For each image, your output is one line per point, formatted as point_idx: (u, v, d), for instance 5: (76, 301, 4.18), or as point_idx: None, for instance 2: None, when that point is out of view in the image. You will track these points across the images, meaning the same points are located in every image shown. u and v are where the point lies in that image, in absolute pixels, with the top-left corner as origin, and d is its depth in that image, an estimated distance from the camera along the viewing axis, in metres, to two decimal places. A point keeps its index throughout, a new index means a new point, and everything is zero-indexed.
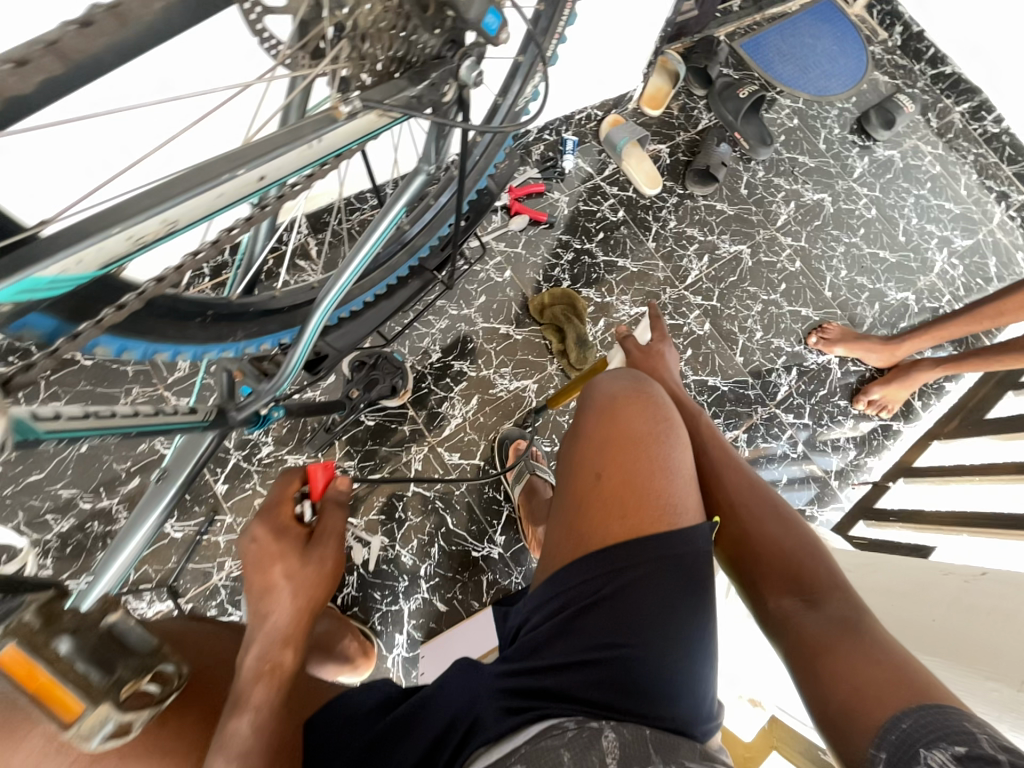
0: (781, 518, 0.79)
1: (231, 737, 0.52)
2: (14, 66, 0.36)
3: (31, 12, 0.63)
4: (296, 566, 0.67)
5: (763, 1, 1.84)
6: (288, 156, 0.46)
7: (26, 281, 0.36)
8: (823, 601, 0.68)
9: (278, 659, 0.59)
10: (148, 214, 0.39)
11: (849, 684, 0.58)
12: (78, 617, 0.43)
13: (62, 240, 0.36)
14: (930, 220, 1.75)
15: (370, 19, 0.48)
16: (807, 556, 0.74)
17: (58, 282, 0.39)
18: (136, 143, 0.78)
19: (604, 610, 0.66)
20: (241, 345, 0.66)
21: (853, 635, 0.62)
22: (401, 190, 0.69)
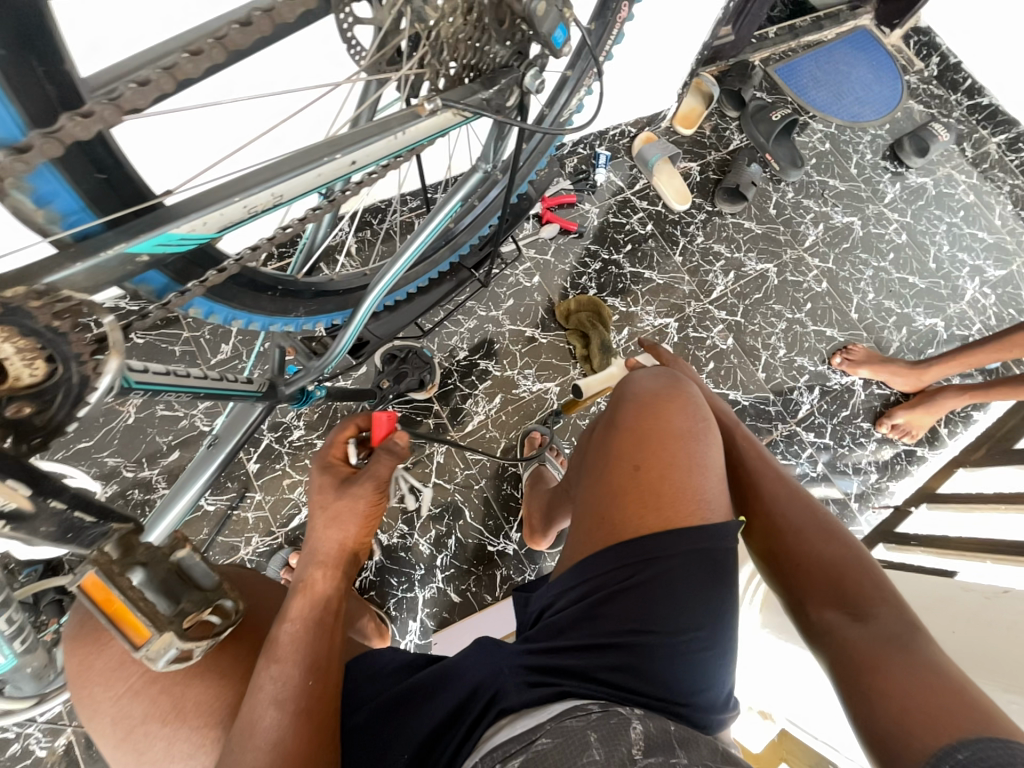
0: (823, 526, 0.75)
1: (276, 644, 0.57)
2: (191, 55, 0.42)
3: (160, 15, 0.71)
4: (330, 497, 0.64)
5: (799, 29, 1.88)
6: (376, 145, 0.52)
7: (163, 236, 0.43)
8: (873, 615, 0.64)
9: (310, 578, 0.61)
10: (261, 187, 0.46)
11: (899, 705, 0.55)
12: (151, 550, 0.47)
13: (192, 205, 0.43)
14: (962, 248, 1.74)
15: (453, 31, 0.54)
16: (853, 569, 0.70)
17: (186, 240, 0.45)
18: (232, 135, 0.85)
19: (631, 598, 0.69)
20: (301, 321, 0.71)
21: (903, 652, 0.59)
22: (457, 186, 0.75)
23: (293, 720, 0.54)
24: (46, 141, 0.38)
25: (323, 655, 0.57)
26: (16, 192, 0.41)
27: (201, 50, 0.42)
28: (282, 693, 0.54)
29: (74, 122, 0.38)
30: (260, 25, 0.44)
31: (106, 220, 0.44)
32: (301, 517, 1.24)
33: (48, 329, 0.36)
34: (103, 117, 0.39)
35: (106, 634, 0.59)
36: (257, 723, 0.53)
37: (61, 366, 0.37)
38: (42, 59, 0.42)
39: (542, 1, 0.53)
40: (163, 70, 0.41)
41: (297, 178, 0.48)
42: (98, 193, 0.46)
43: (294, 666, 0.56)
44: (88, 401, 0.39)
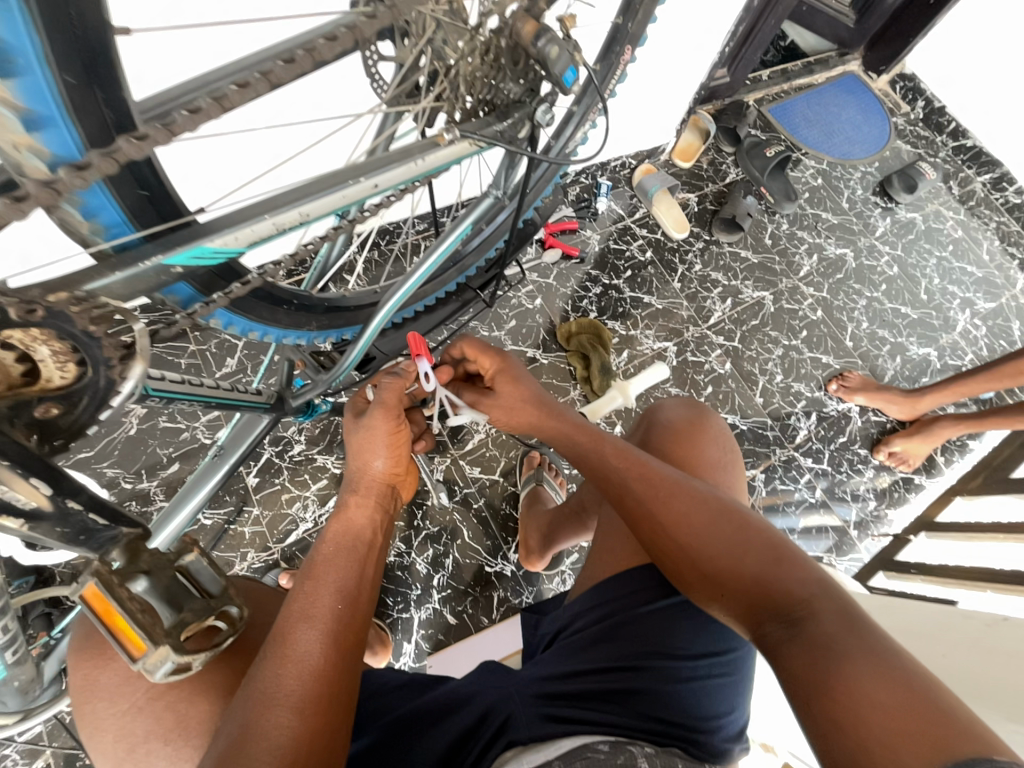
0: (736, 533, 0.67)
1: (312, 568, 0.58)
2: (240, 86, 0.45)
3: (199, 48, 0.76)
4: (353, 429, 0.69)
5: (790, 72, 1.99)
6: (399, 171, 0.55)
7: (198, 250, 0.45)
8: (808, 620, 0.56)
9: (345, 504, 0.65)
10: (291, 206, 0.48)
11: (864, 733, 0.46)
12: (156, 557, 0.48)
13: (226, 221, 0.45)
14: (952, 281, 1.80)
15: (472, 70, 0.58)
16: (775, 569, 0.62)
17: (218, 254, 0.47)
18: (258, 159, 0.91)
19: (650, 621, 0.73)
20: (313, 335, 0.73)
21: (833, 657, 0.51)
22: (469, 210, 0.79)
23: (325, 639, 0.52)
24: (104, 160, 0.40)
25: (352, 580, 0.58)
26: (66, 205, 0.43)
27: (248, 83, 0.45)
28: (313, 607, 0.54)
29: (130, 144, 0.40)
30: (302, 62, 0.47)
31: (142, 234, 0.46)
32: (298, 534, 1.23)
33: (84, 333, 0.37)
34: (154, 140, 0.41)
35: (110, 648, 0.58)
36: (292, 637, 0.52)
37: (90, 369, 0.40)
38: (101, 85, 0.46)
39: (554, 47, 0.56)
40: (212, 98, 0.43)
41: (325, 198, 0.51)
42: (139, 208, 0.48)
43: (325, 586, 0.56)
44: (111, 403, 0.42)
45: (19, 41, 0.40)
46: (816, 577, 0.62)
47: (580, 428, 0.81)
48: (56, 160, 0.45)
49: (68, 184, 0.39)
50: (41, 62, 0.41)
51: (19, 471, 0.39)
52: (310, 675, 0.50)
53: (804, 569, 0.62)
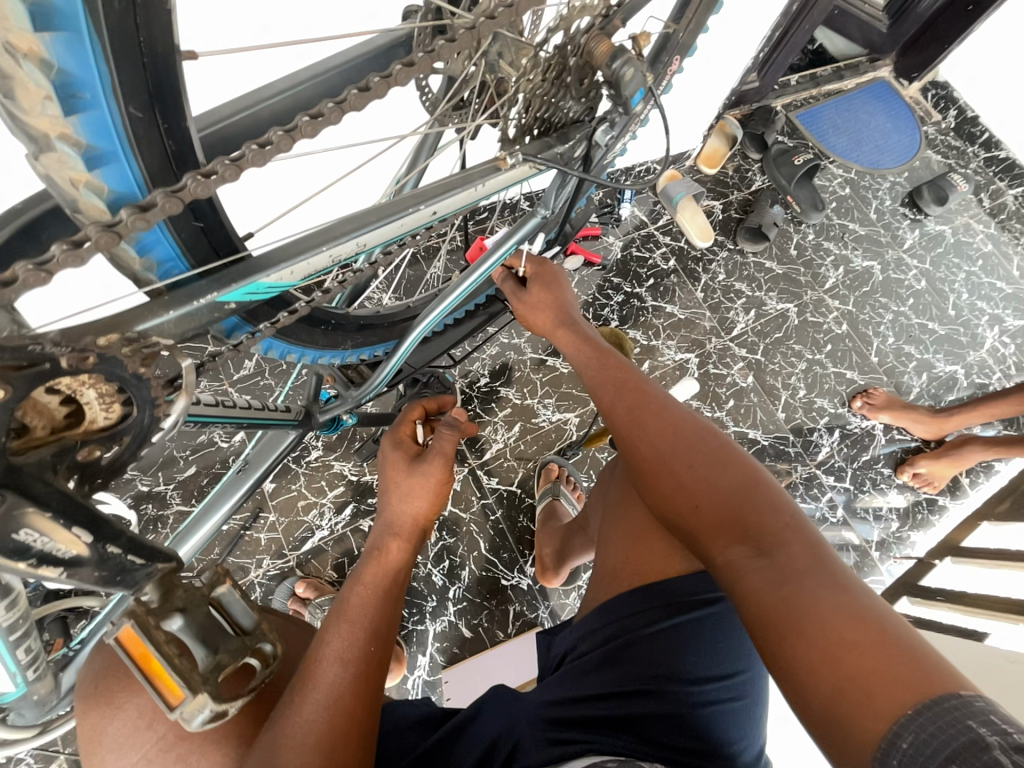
0: (711, 454, 0.64)
1: (347, 606, 0.56)
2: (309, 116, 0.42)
3: (260, 67, 0.79)
4: (403, 474, 0.67)
5: (820, 78, 1.94)
6: (457, 196, 0.53)
7: (253, 286, 0.43)
8: (781, 551, 0.52)
9: (384, 548, 0.62)
10: (348, 238, 0.46)
11: (826, 646, 0.43)
12: (189, 593, 0.46)
13: (283, 255, 0.43)
14: (981, 297, 1.75)
15: (532, 86, 0.56)
16: (747, 491, 0.59)
17: (271, 288, 0.45)
18: (309, 182, 0.94)
19: (657, 642, 0.68)
20: (347, 353, 0.72)
21: (800, 588, 0.47)
22: (514, 230, 0.79)
23: (357, 681, 0.51)
24: (169, 199, 0.38)
25: (385, 626, 0.55)
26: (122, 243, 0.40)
27: (321, 114, 0.42)
28: (347, 651, 0.52)
29: (197, 182, 0.38)
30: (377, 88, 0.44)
31: (197, 272, 0.44)
32: (314, 541, 1.22)
33: (134, 376, 0.35)
34: (223, 176, 0.39)
35: (124, 691, 0.50)
36: (320, 675, 0.50)
37: (135, 409, 0.38)
38: (164, 114, 0.43)
39: (629, 68, 0.53)
40: (284, 131, 0.40)
41: (382, 228, 0.49)
42: (194, 241, 0.45)
43: (361, 629, 0.54)
44: (151, 441, 0.41)
45: (85, 74, 0.38)
46: (789, 506, 0.57)
47: (586, 344, 0.77)
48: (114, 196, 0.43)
49: (131, 226, 0.37)
50: (108, 96, 0.39)
51: (61, 522, 0.37)
52: (338, 718, 0.48)
53: (777, 499, 0.58)
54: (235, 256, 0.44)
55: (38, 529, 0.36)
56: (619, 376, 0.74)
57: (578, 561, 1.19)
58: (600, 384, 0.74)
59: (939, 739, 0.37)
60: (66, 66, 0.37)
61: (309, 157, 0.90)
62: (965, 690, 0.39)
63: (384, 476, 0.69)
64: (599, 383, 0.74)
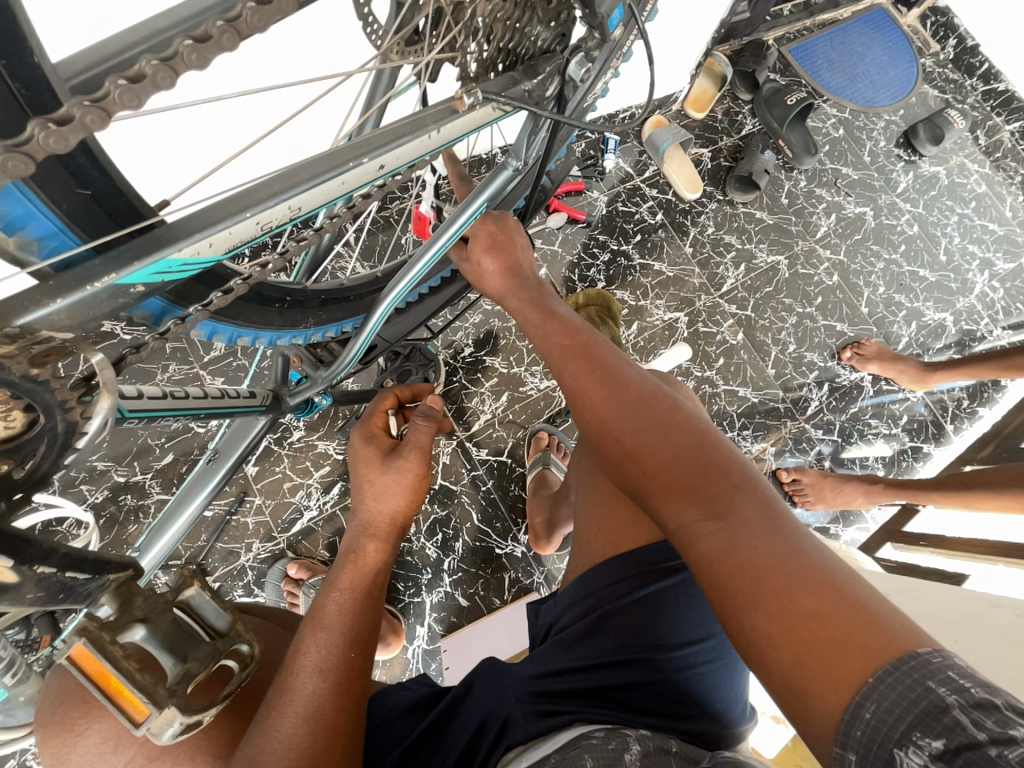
0: (659, 414, 0.60)
1: (323, 613, 0.54)
2: (195, 43, 0.33)
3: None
4: (377, 470, 0.65)
5: (815, 6, 1.80)
6: (407, 146, 0.47)
7: (162, 263, 0.36)
8: (732, 511, 0.49)
9: (361, 549, 0.61)
10: (277, 201, 0.40)
11: (778, 611, 0.42)
12: (149, 602, 0.43)
13: (196, 224, 0.37)
14: (973, 240, 1.70)
15: (492, 8, 0.48)
16: (697, 452, 0.55)
17: (189, 265, 0.39)
18: (244, 130, 0.85)
19: (635, 611, 0.67)
20: (309, 332, 0.66)
21: (753, 552, 0.45)
22: (484, 183, 0.69)
23: (336, 689, 0.50)
24: (9, 155, 0.30)
25: (365, 628, 0.55)
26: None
27: (208, 36, 0.33)
28: (325, 658, 0.51)
29: (47, 131, 0.30)
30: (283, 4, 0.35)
31: (93, 248, 0.37)
32: (303, 522, 1.20)
33: (26, 379, 0.30)
34: (83, 123, 0.31)
35: (84, 719, 0.48)
36: (297, 688, 0.49)
37: (42, 415, 0.33)
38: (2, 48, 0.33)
39: None
40: (160, 61, 0.33)
41: (316, 188, 0.42)
42: (83, 212, 0.39)
43: (340, 636, 0.53)
44: (77, 446, 0.36)
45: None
46: (743, 465, 0.55)
47: (534, 305, 0.70)
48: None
49: None
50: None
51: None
52: (319, 725, 0.48)
53: (728, 457, 0.55)
54: (143, 224, 0.38)
55: None
56: (570, 334, 0.68)
57: (568, 527, 1.19)
58: (547, 348, 0.69)
59: (903, 707, 0.36)
60: None
61: (244, 102, 0.81)
62: (921, 646, 0.38)
63: (357, 472, 0.67)
64: (546, 345, 0.69)
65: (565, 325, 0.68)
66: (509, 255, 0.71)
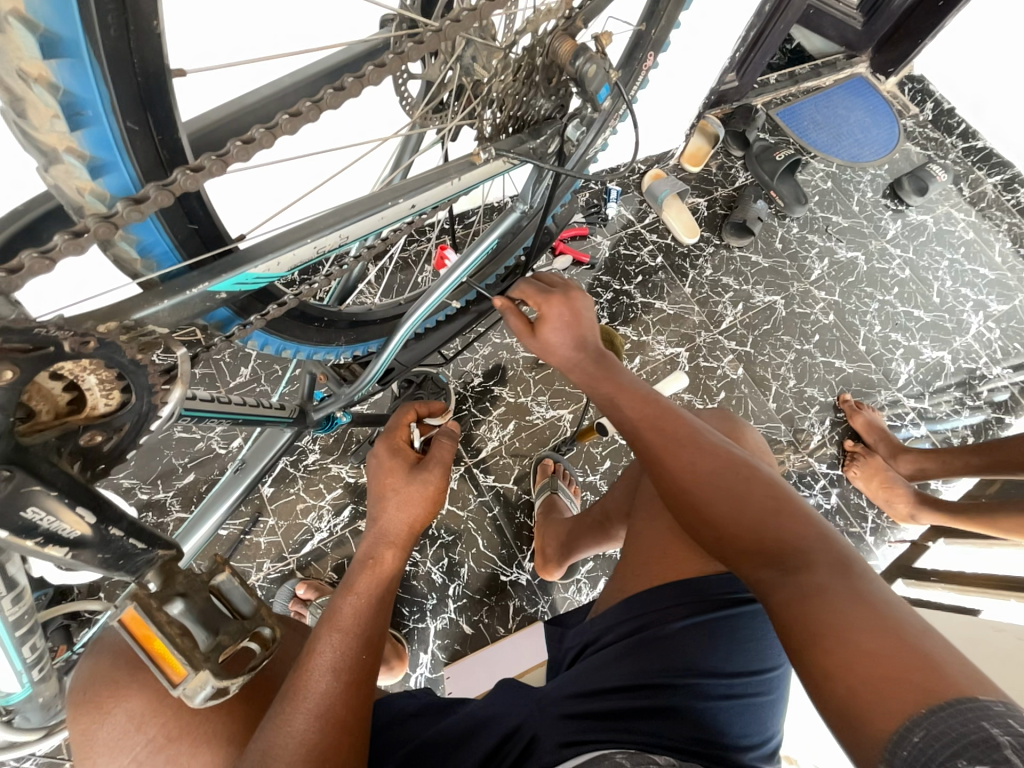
0: (738, 481, 0.65)
1: (337, 615, 0.57)
2: (291, 116, 0.43)
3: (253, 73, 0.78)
4: (401, 480, 0.68)
5: (798, 76, 1.97)
6: (434, 189, 0.56)
7: (242, 277, 0.45)
8: (802, 568, 0.54)
9: (379, 556, 0.62)
10: (331, 230, 0.49)
11: (841, 651, 0.45)
12: (190, 579, 0.48)
13: (270, 246, 0.46)
14: (965, 284, 1.78)
15: (504, 86, 0.59)
16: (772, 516, 0.60)
17: (260, 280, 0.48)
18: (301, 183, 0.97)
19: (677, 639, 0.69)
20: (341, 349, 0.75)
21: (822, 601, 0.49)
22: (496, 224, 0.79)
23: (346, 690, 0.52)
24: (161, 192, 0.39)
25: (377, 632, 0.57)
26: (122, 242, 0.43)
27: (300, 112, 0.44)
28: (339, 661, 0.54)
29: (186, 176, 0.40)
30: (353, 90, 0.45)
31: (188, 265, 0.46)
32: (313, 543, 1.23)
33: (132, 362, 0.38)
34: (210, 171, 0.41)
35: (113, 698, 0.53)
36: (310, 686, 0.51)
37: (134, 396, 0.40)
38: (158, 123, 0.44)
39: (591, 64, 0.58)
40: (266, 128, 0.42)
41: (362, 220, 0.52)
42: (190, 241, 0.47)
43: (354, 638, 0.55)
44: (150, 428, 0.43)
45: (87, 93, 0.39)
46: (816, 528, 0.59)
47: (603, 378, 0.77)
48: (115, 201, 0.43)
49: (126, 218, 0.38)
50: (107, 111, 0.40)
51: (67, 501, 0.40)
52: (330, 726, 0.50)
53: (805, 523, 0.59)
54: (224, 249, 0.47)
55: (45, 507, 0.39)
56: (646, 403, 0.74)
57: (581, 555, 1.19)
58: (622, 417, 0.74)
59: (951, 736, 0.38)
60: (71, 87, 0.38)
61: (301, 161, 0.93)
62: (982, 695, 0.40)
63: (379, 482, 0.69)
64: (621, 417, 0.74)
65: (637, 396, 0.74)
66: (577, 320, 0.79)
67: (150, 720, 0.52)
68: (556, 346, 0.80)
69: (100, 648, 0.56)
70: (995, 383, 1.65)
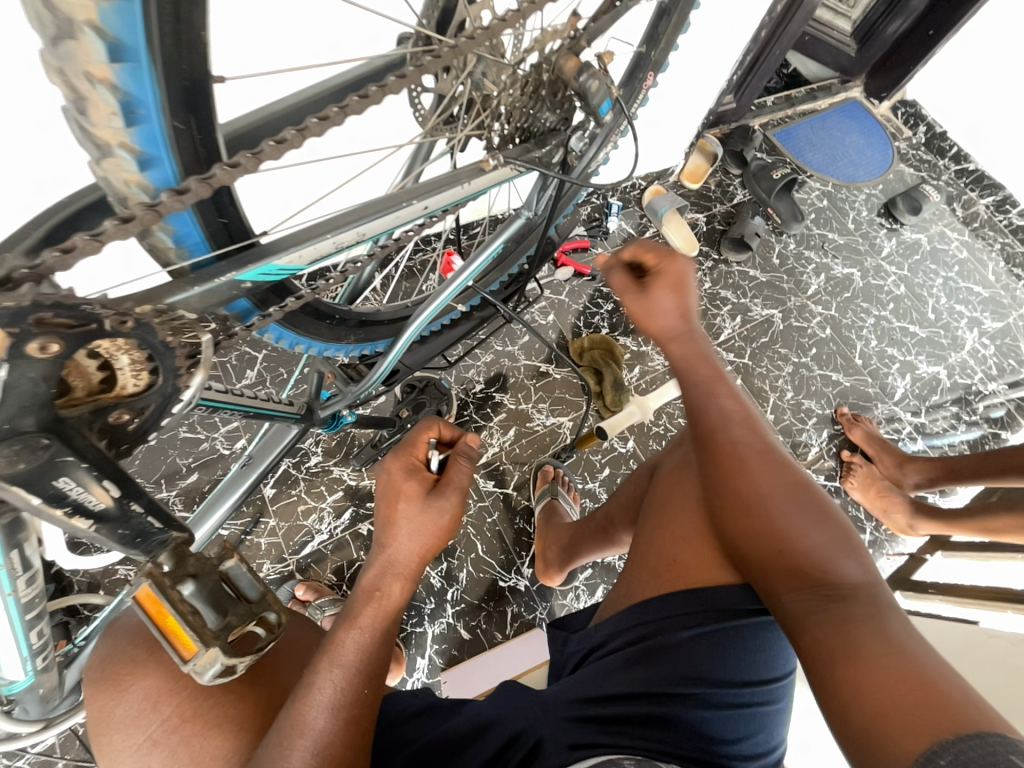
0: (808, 504, 0.66)
1: (339, 648, 0.56)
2: (319, 120, 0.47)
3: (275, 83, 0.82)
4: (414, 506, 0.64)
5: (794, 99, 2.04)
6: (446, 192, 0.59)
7: (266, 268, 0.48)
8: (845, 600, 0.56)
9: (384, 589, 0.60)
10: (349, 226, 0.52)
11: (879, 676, 0.48)
12: (201, 562, 0.49)
13: (293, 240, 0.49)
14: (959, 301, 1.81)
15: (512, 100, 0.63)
16: (831, 547, 0.62)
17: (282, 272, 0.51)
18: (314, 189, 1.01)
19: (684, 650, 0.68)
20: (349, 347, 0.78)
21: (866, 632, 0.52)
22: (502, 230, 0.82)
23: (345, 728, 0.53)
24: (200, 185, 0.42)
25: (381, 666, 0.57)
26: (159, 232, 0.47)
27: (328, 116, 0.47)
28: (338, 699, 0.53)
29: (224, 171, 0.43)
30: (377, 97, 0.48)
31: (215, 256, 0.49)
32: (314, 545, 1.24)
33: (162, 343, 0.41)
34: (245, 168, 0.43)
35: (131, 676, 0.57)
36: (308, 723, 0.51)
37: (160, 377, 0.43)
38: (199, 122, 0.47)
39: (594, 81, 0.62)
40: (297, 130, 0.46)
41: (379, 219, 0.55)
42: (219, 234, 0.50)
43: (356, 675, 0.55)
44: (172, 411, 0.46)
45: (141, 92, 0.42)
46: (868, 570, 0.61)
47: (700, 366, 0.75)
48: (158, 192, 0.46)
49: (168, 207, 0.41)
50: (157, 109, 0.43)
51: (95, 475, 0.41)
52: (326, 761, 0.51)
53: (859, 563, 0.61)
54: (248, 242, 0.50)
55: (74, 480, 0.41)
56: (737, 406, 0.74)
57: (581, 560, 1.20)
58: (706, 410, 0.73)
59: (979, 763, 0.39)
60: (130, 88, 0.41)
61: (314, 167, 0.97)
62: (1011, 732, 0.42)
63: (388, 504, 0.65)
64: (704, 409, 0.73)
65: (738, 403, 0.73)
66: (684, 302, 0.76)
67: (162, 702, 0.55)
68: (655, 317, 0.76)
69: (118, 631, 0.60)
70: (991, 399, 1.67)
